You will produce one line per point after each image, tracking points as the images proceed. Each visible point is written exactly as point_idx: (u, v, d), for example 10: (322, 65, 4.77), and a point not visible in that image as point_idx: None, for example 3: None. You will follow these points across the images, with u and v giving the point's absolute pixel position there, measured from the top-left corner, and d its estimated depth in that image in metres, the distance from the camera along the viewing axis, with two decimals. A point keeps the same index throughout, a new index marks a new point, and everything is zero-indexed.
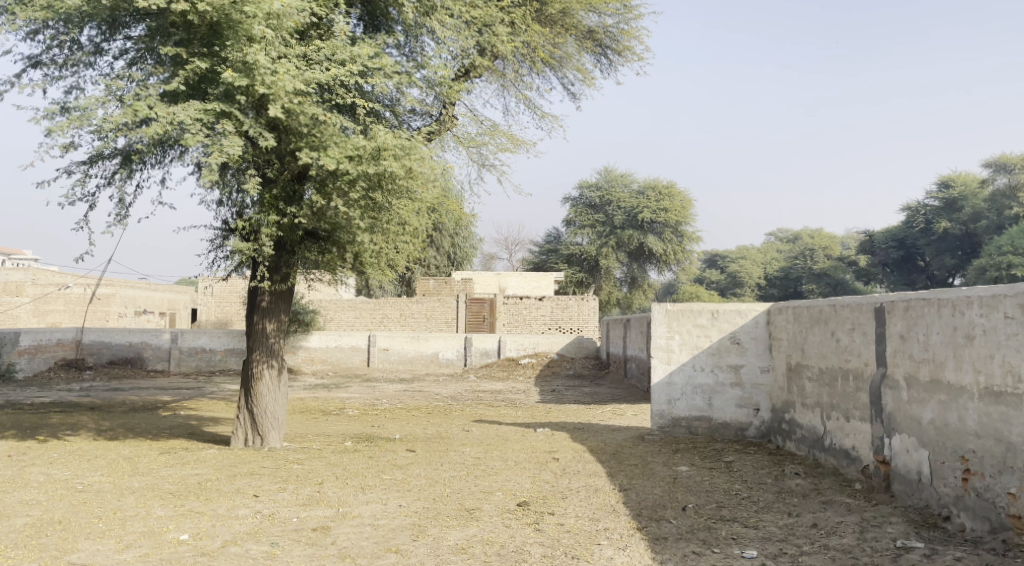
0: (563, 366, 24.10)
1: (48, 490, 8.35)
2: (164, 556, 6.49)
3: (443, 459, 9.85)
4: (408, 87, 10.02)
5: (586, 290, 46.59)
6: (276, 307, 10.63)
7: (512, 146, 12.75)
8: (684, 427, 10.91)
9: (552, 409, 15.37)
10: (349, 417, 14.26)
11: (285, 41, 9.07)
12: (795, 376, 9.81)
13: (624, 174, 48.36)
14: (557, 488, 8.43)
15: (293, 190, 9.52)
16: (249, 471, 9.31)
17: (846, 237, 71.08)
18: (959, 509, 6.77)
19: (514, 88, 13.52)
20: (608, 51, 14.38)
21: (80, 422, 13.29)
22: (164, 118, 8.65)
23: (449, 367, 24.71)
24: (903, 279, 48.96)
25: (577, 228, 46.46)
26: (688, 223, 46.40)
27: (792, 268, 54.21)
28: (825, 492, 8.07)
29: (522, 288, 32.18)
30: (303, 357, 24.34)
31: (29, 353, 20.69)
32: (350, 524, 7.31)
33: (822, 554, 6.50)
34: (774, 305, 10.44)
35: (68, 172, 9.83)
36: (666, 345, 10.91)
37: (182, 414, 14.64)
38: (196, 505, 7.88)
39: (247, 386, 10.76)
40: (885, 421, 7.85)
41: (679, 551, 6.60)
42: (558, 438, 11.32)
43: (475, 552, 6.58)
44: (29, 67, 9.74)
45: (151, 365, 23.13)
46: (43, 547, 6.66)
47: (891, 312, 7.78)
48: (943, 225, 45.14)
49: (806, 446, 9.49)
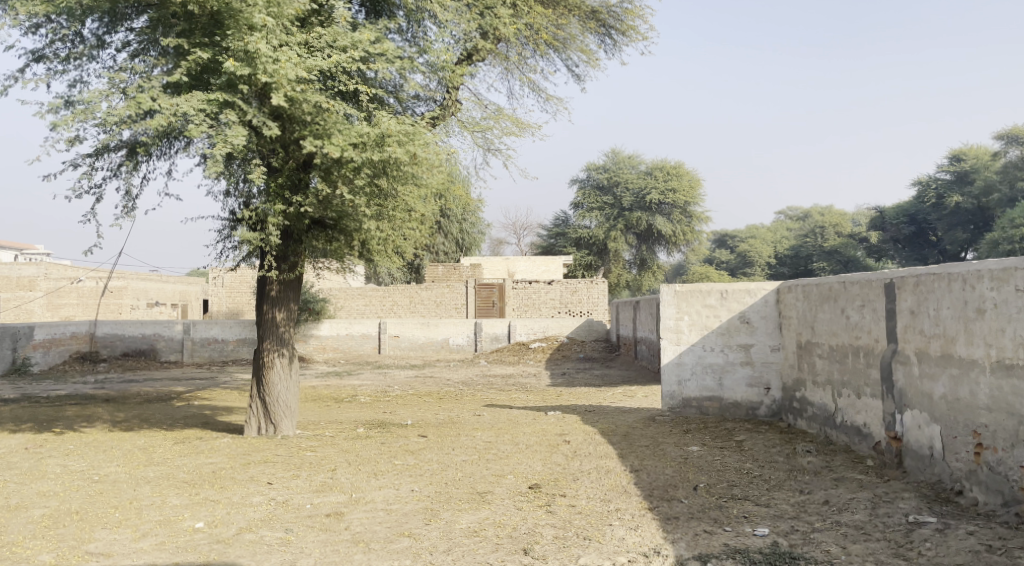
0: (573, 350, 24.08)
1: (66, 481, 8.43)
2: (179, 544, 6.56)
3: (455, 444, 9.88)
4: (410, 72, 9.99)
5: (595, 273, 46.40)
6: (285, 295, 10.66)
7: (518, 131, 12.63)
8: (695, 407, 10.92)
9: (563, 392, 15.42)
10: (361, 404, 14.33)
11: (286, 28, 9.03)
12: (806, 353, 9.79)
13: (632, 155, 47.98)
14: (569, 470, 8.45)
15: (298, 178, 9.53)
16: (263, 459, 9.37)
17: (858, 215, 70.22)
18: (971, 483, 6.77)
19: (517, 71, 13.43)
20: (612, 31, 14.24)
21: (95, 414, 13.39)
22: (168, 110, 8.67)
23: (460, 352, 24.83)
24: (915, 256, 48.53)
25: (585, 211, 46.35)
26: (696, 204, 46.14)
27: (803, 246, 53.90)
28: (836, 469, 8.06)
29: (531, 272, 32.15)
30: (314, 345, 24.44)
31: (44, 347, 20.80)
32: (363, 509, 7.36)
33: (835, 530, 6.50)
34: (783, 283, 10.41)
35: (74, 165, 9.85)
36: (675, 325, 10.88)
37: (196, 404, 14.73)
38: (212, 493, 7.94)
39: (259, 375, 10.80)
40: (896, 397, 7.82)
41: (691, 529, 6.61)
42: (570, 421, 11.31)
43: (487, 534, 6.63)
44: (32, 62, 9.77)
45: (165, 357, 23.25)
46: (60, 538, 6.72)
47: (901, 287, 7.73)
48: (954, 199, 44.64)
49: (818, 423, 9.48)
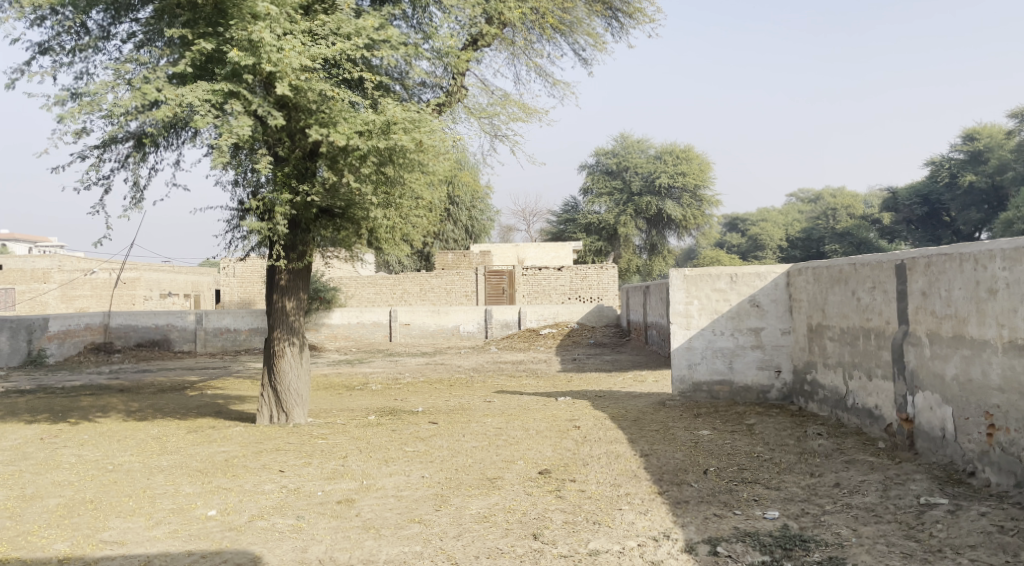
0: (583, 335, 24.00)
1: (80, 471, 8.51)
2: (192, 532, 6.60)
3: (465, 430, 9.90)
4: (416, 58, 9.96)
5: (604, 258, 46.25)
6: (294, 285, 10.67)
7: (525, 116, 12.56)
8: (705, 391, 10.89)
9: (573, 377, 15.45)
10: (372, 392, 14.39)
11: (290, 16, 9.00)
12: (817, 336, 9.73)
13: (641, 139, 47.73)
14: (579, 455, 8.46)
15: (305, 167, 9.55)
16: (275, 447, 9.42)
17: (871, 197, 69.60)
18: (984, 464, 6.73)
19: (524, 56, 13.33)
20: (618, 14, 14.11)
21: (110, 404, 13.52)
22: (173, 101, 8.66)
23: (471, 339, 24.88)
24: (928, 237, 48.17)
25: (594, 197, 46.27)
26: (707, 187, 45.89)
27: (815, 228, 53.56)
28: (848, 452, 8.03)
29: (540, 259, 32.04)
30: (326, 334, 24.54)
31: (59, 338, 20.92)
32: (374, 496, 7.38)
33: (845, 513, 6.48)
34: (793, 266, 10.34)
35: (82, 157, 9.87)
36: (685, 310, 10.86)
37: (209, 393, 14.82)
38: (224, 481, 7.99)
39: (270, 364, 10.83)
40: (907, 379, 7.77)
41: (700, 513, 6.61)
42: (580, 406, 11.32)
43: (497, 520, 6.65)
44: (38, 54, 9.78)
45: (178, 347, 23.38)
46: (75, 527, 6.78)
47: (912, 268, 7.67)
48: (968, 178, 44.21)
49: (829, 406, 9.46)
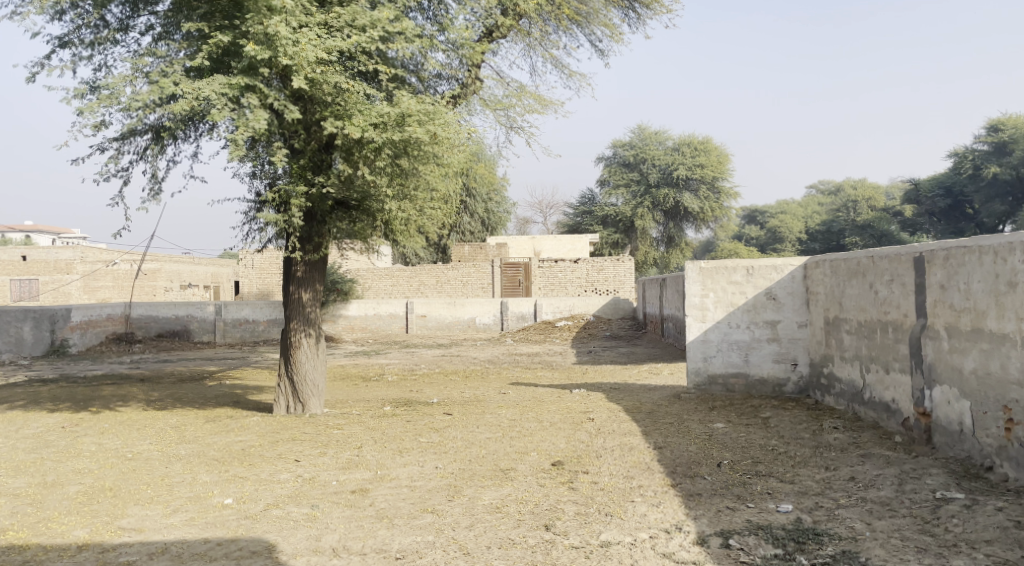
0: (599, 328, 23.94)
1: (100, 459, 8.61)
2: (209, 520, 6.67)
3: (479, 421, 9.92)
4: (431, 50, 9.94)
5: (621, 251, 46.13)
6: (310, 276, 10.73)
7: (541, 108, 12.54)
8: (721, 384, 10.83)
9: (589, 369, 15.46)
10: (387, 383, 14.45)
11: (306, 9, 9.01)
12: (834, 329, 9.66)
13: (659, 131, 47.52)
14: (592, 447, 8.45)
15: (321, 159, 9.66)
16: (291, 437, 9.48)
17: (893, 189, 68.67)
18: (1002, 459, 6.66)
19: (539, 47, 13.29)
20: (636, 5, 14.02)
21: (130, 393, 13.66)
22: (191, 94, 8.72)
23: (487, 331, 24.94)
24: (950, 229, 47.52)
25: (611, 189, 46.13)
26: (726, 179, 45.58)
27: (834, 221, 53.08)
28: (864, 446, 7.97)
29: (557, 251, 32.01)
30: (343, 325, 24.70)
31: (81, 328, 21.12)
32: (387, 486, 7.42)
33: (860, 507, 6.44)
34: (811, 258, 10.26)
35: (101, 149, 9.96)
36: (701, 303, 10.82)
37: (227, 384, 14.95)
38: (240, 470, 8.06)
39: (286, 355, 10.89)
40: (925, 372, 7.70)
41: (713, 506, 6.59)
42: (595, 399, 11.31)
43: (509, 510, 6.66)
44: (58, 48, 9.87)
45: (198, 337, 23.61)
46: (94, 514, 6.86)
47: (930, 261, 7.58)
48: (992, 170, 43.36)
49: (845, 399, 9.39)
